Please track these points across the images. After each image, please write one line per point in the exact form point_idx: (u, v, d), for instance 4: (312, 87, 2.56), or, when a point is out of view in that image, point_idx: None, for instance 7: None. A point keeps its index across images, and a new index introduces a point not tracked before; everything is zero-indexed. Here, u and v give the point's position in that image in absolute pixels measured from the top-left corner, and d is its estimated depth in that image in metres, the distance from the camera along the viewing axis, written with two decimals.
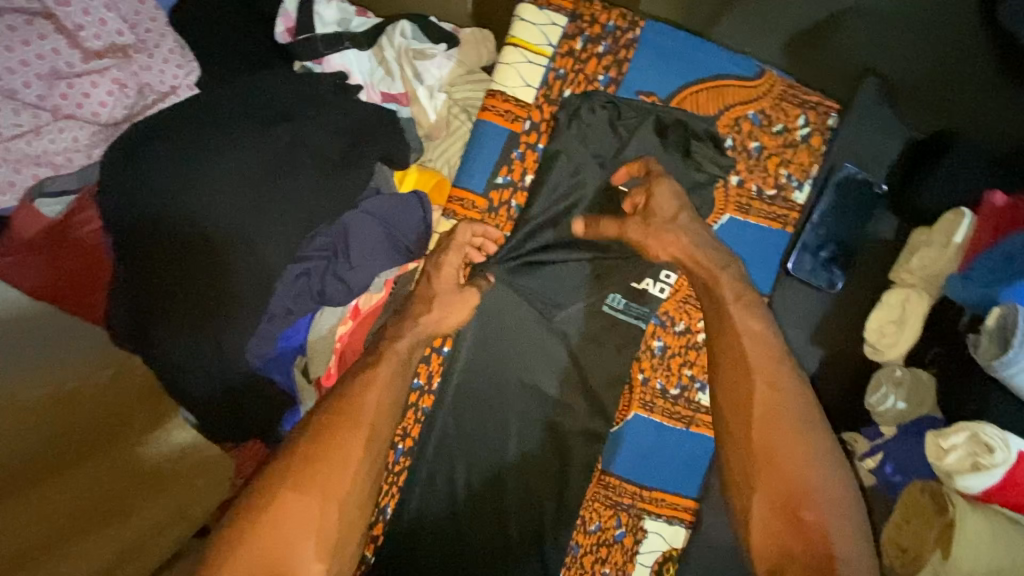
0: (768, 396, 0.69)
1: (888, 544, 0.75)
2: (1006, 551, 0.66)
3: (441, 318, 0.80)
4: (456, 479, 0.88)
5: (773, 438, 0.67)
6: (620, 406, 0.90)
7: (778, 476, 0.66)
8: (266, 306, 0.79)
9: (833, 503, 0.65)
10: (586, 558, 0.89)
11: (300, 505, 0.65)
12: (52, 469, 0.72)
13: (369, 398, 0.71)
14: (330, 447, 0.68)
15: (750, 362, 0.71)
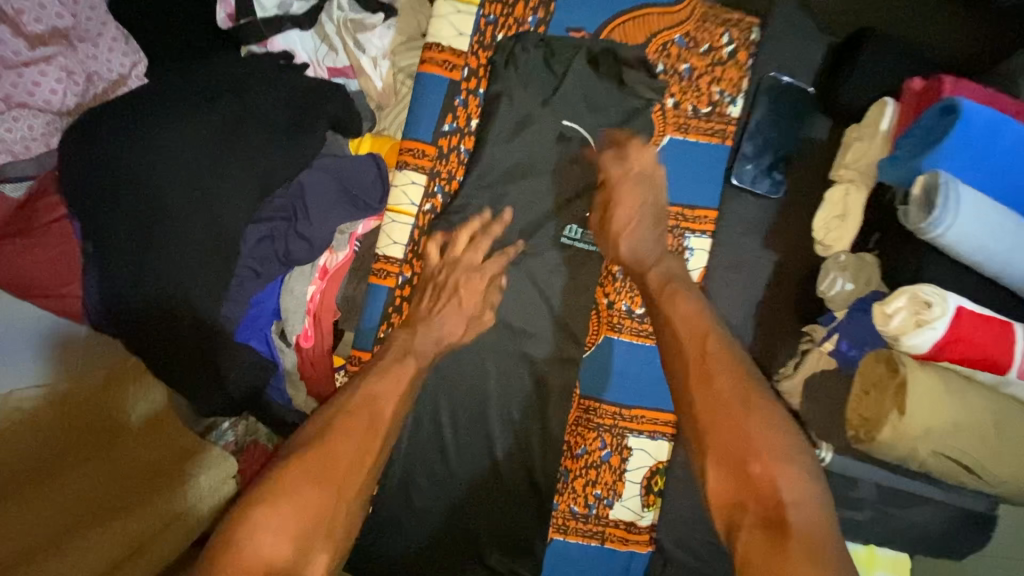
0: (704, 363, 0.67)
1: (851, 416, 0.77)
2: (952, 398, 0.72)
3: (440, 335, 0.84)
4: (441, 422, 0.90)
5: (717, 394, 0.64)
6: (591, 331, 0.94)
7: (728, 433, 0.61)
8: (233, 269, 0.84)
9: (782, 452, 0.59)
10: (577, 482, 0.93)
11: (303, 493, 0.61)
12: (52, 467, 0.74)
13: (382, 388, 0.74)
14: (336, 442, 0.66)
15: (681, 334, 0.72)
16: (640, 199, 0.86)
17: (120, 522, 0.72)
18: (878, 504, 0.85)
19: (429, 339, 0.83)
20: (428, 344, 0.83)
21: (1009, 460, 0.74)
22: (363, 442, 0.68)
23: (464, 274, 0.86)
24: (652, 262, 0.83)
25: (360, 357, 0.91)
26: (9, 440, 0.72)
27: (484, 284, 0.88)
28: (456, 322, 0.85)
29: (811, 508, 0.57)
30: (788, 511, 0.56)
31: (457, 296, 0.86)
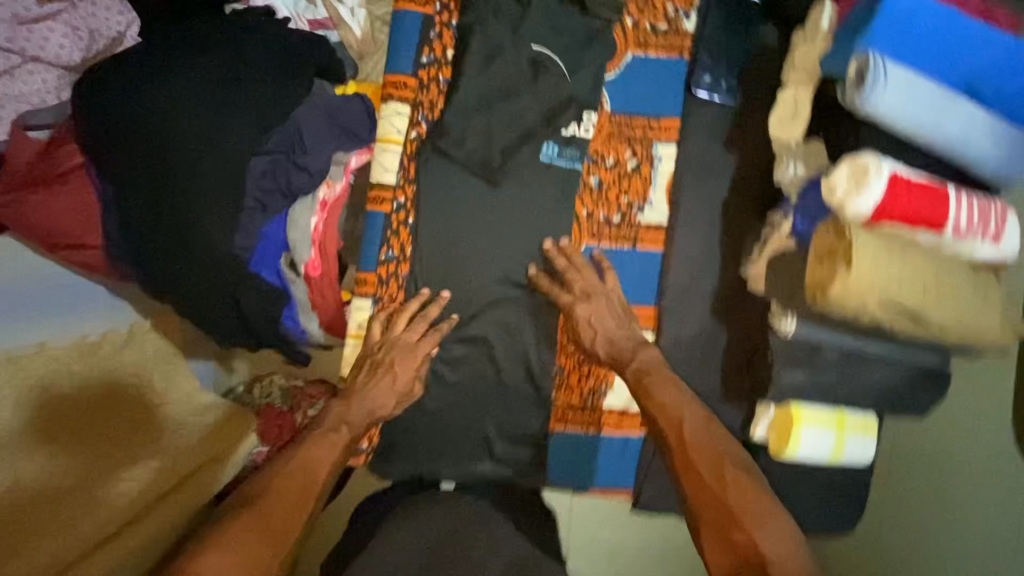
0: (715, 473, 0.81)
1: (809, 284, 0.86)
2: (891, 253, 0.82)
3: (373, 408, 0.94)
4: (444, 333, 1.00)
5: (710, 499, 0.79)
6: (573, 239, 1.01)
7: (717, 512, 0.78)
8: (239, 202, 0.89)
9: (760, 518, 0.76)
10: (572, 379, 1.03)
11: (244, 545, 0.69)
12: (56, 495, 0.97)
13: (320, 472, 0.83)
14: (280, 489, 0.78)
15: (663, 429, 0.88)
16: (601, 312, 0.97)
17: (160, 465, 1.09)
18: (840, 367, 0.95)
19: (360, 411, 0.93)
20: (359, 415, 0.93)
21: (944, 305, 0.85)
22: (294, 507, 0.77)
23: (400, 353, 0.95)
24: (629, 354, 0.96)
25: (364, 279, 0.99)
26: (24, 474, 0.96)
27: (418, 363, 0.96)
28: (387, 396, 0.94)
29: (792, 561, 0.72)
30: (770, 566, 0.71)
31: (393, 370, 0.95)
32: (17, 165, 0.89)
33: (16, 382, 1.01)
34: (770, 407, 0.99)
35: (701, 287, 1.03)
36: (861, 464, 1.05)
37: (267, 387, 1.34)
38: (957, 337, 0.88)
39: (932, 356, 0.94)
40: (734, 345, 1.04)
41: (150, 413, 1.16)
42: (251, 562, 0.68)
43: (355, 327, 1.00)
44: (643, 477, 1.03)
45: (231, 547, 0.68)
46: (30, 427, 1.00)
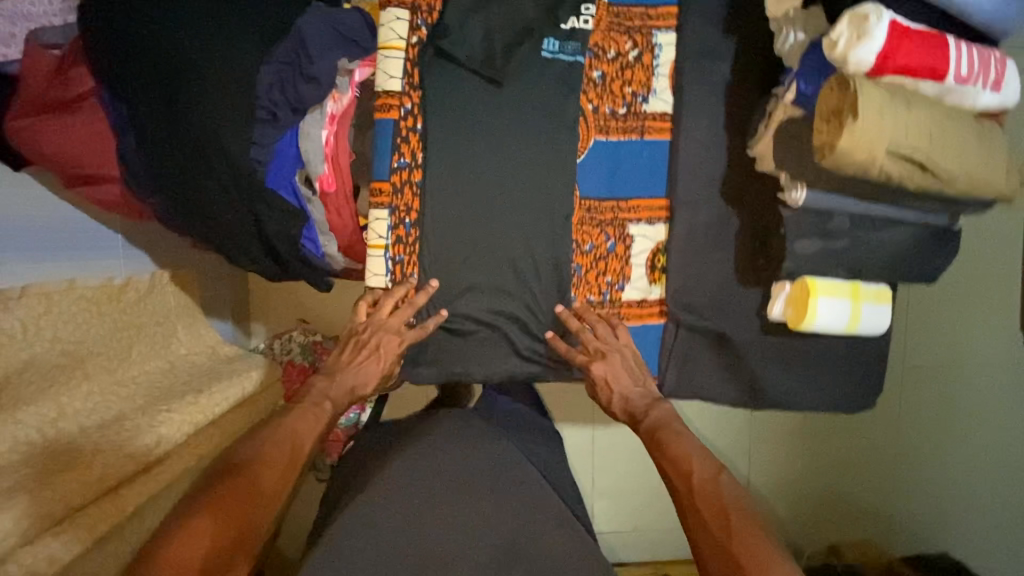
0: (717, 502, 0.86)
1: (820, 147, 0.87)
2: (895, 102, 0.83)
3: (353, 385, 1.04)
4: (462, 239, 1.02)
5: (718, 550, 0.81)
6: (581, 137, 1.03)
7: (723, 563, 0.80)
8: (252, 113, 0.91)
9: (764, 565, 0.77)
10: (590, 275, 1.06)
11: (233, 512, 0.79)
12: (121, 416, 1.02)
13: (306, 441, 0.94)
14: (259, 463, 0.86)
15: (674, 479, 0.92)
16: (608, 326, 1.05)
17: (191, 400, 1.12)
18: (853, 232, 0.97)
19: (340, 389, 1.03)
20: (341, 394, 1.03)
21: (951, 152, 0.87)
22: (284, 468, 0.88)
23: (381, 335, 1.02)
24: (642, 413, 1.03)
25: (379, 189, 1.01)
26: (99, 398, 1.02)
27: (398, 344, 1.02)
28: (367, 377, 1.04)
29: None
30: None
31: (375, 352, 1.03)
32: (32, 86, 0.91)
33: (54, 318, 1.06)
34: (787, 284, 1.02)
35: (711, 172, 1.04)
36: (874, 334, 1.07)
37: (288, 344, 1.51)
38: (968, 186, 0.90)
39: (938, 216, 0.98)
40: (747, 228, 1.05)
41: (174, 362, 1.23)
42: (240, 524, 0.78)
43: (377, 238, 1.02)
44: (667, 361, 1.10)
45: (218, 516, 0.77)
46: (66, 359, 1.03)
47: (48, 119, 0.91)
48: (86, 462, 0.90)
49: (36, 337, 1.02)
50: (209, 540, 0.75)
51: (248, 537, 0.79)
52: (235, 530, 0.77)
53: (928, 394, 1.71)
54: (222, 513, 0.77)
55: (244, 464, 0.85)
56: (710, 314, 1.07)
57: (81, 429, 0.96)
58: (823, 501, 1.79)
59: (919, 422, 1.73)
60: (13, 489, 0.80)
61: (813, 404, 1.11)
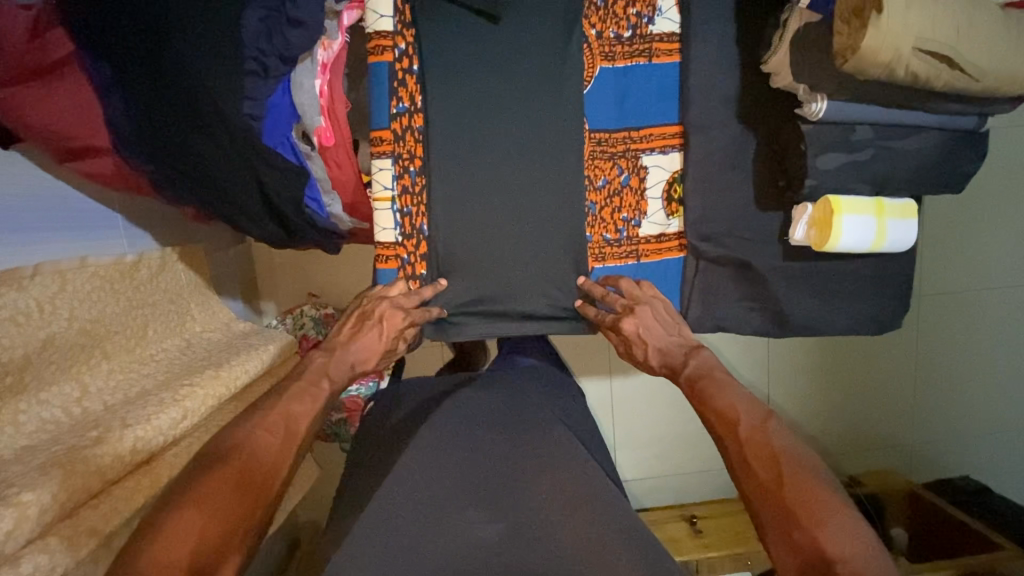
0: (773, 457, 0.78)
1: (838, 52, 0.82)
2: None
3: (355, 360, 0.98)
4: (472, 185, 0.98)
5: (768, 496, 0.75)
6: (586, 66, 0.99)
7: (776, 512, 0.74)
8: (240, 65, 0.85)
9: (821, 513, 0.71)
10: (604, 212, 1.03)
11: (225, 504, 0.71)
12: (140, 394, 1.01)
13: (300, 424, 0.85)
14: (245, 452, 0.77)
15: (719, 427, 0.86)
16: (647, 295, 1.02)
17: (212, 372, 1.11)
18: (876, 142, 0.93)
19: (343, 368, 0.96)
20: (342, 371, 0.95)
21: (986, 47, 0.81)
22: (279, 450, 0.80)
23: (387, 309, 0.98)
24: (680, 363, 0.98)
25: (379, 138, 0.97)
26: (122, 381, 1.02)
27: (403, 320, 0.98)
28: (369, 351, 0.99)
29: (861, 560, 0.66)
30: (838, 566, 0.66)
31: (379, 326, 0.98)
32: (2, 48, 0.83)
33: (69, 296, 0.99)
34: (808, 205, 0.98)
35: (724, 93, 0.99)
36: (901, 249, 1.03)
37: (300, 319, 1.48)
38: (1003, 84, 0.84)
39: (965, 118, 0.93)
40: (764, 149, 1.01)
41: (191, 339, 1.22)
42: (228, 517, 0.70)
43: (382, 190, 0.99)
44: (689, 295, 1.07)
45: (208, 508, 0.69)
46: (85, 338, 0.99)
47: (30, 87, 0.87)
48: (116, 436, 0.88)
49: (54, 316, 0.95)
50: (199, 534, 0.67)
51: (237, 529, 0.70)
52: (227, 527, 0.70)
53: (940, 317, 1.71)
54: (211, 508, 0.70)
55: (242, 452, 0.77)
56: (729, 241, 1.04)
57: (107, 407, 0.96)
58: (841, 434, 1.80)
59: (932, 346, 1.74)
60: (45, 465, 0.79)
61: (840, 328, 1.09)
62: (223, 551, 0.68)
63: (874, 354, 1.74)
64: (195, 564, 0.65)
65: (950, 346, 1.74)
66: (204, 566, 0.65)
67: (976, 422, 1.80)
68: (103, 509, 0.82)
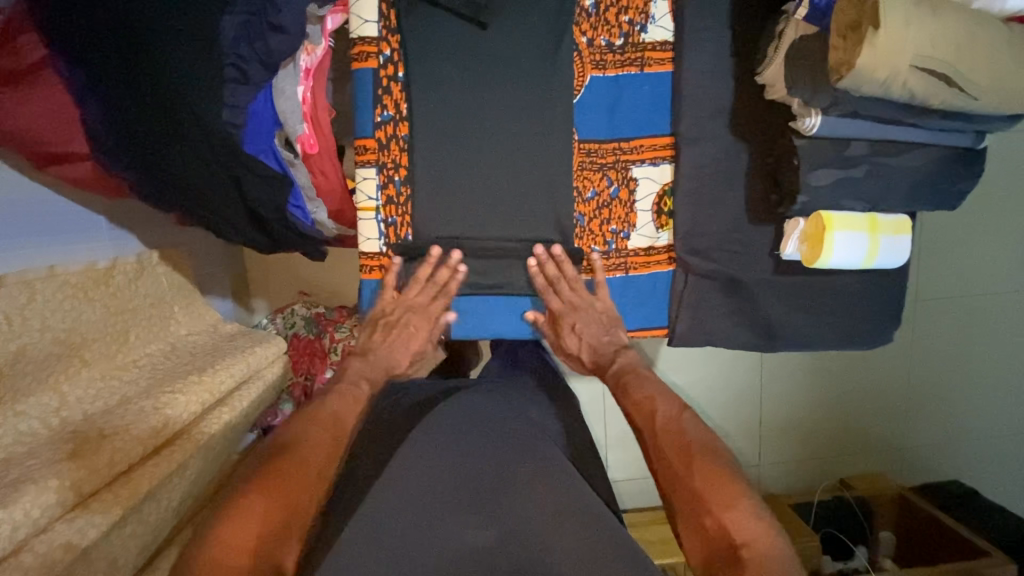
0: (682, 446, 0.84)
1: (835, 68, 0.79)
2: (918, 12, 0.75)
3: (389, 363, 1.01)
4: (459, 194, 0.96)
5: (680, 486, 0.81)
6: (577, 74, 0.96)
7: (687, 498, 0.80)
8: (220, 72, 0.83)
9: (723, 499, 0.77)
10: (593, 224, 1.01)
11: (285, 491, 0.76)
12: (122, 401, 1.01)
13: (345, 417, 0.90)
14: (309, 443, 0.82)
15: (636, 419, 0.92)
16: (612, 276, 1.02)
17: (195, 378, 1.11)
18: (870, 159, 0.91)
19: (377, 367, 1.00)
20: (378, 374, 1.00)
21: (985, 64, 0.78)
22: (328, 441, 0.85)
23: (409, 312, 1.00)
24: (609, 360, 1.02)
25: (364, 146, 0.96)
26: (102, 388, 1.02)
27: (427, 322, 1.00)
28: (402, 353, 1.02)
29: (763, 542, 0.73)
30: (743, 550, 0.73)
31: (407, 327, 1.01)
32: None
33: (39, 307, 0.99)
34: (800, 221, 0.97)
35: (716, 104, 0.97)
36: (891, 266, 1.02)
37: (291, 318, 1.46)
38: (1001, 101, 0.81)
39: (962, 136, 0.92)
40: (757, 162, 0.99)
41: (175, 343, 1.22)
42: (287, 508, 0.75)
43: (366, 199, 0.97)
44: (676, 309, 1.05)
45: (270, 496, 0.74)
46: (61, 347, 1.00)
47: (7, 95, 0.86)
48: (95, 448, 0.89)
49: (25, 328, 0.95)
50: (259, 523, 0.72)
51: (297, 518, 0.75)
52: (286, 515, 0.74)
53: (935, 325, 1.70)
54: (278, 499, 0.75)
55: (294, 443, 0.82)
56: (720, 255, 1.02)
57: (85, 416, 0.96)
58: (833, 439, 1.79)
59: (926, 354, 1.73)
60: (19, 481, 0.79)
61: (832, 342, 1.07)
62: (283, 536, 0.73)
63: (867, 361, 1.73)
64: (260, 550, 0.70)
65: (944, 353, 1.73)
66: (268, 551, 0.71)
67: (969, 430, 1.80)
68: (79, 523, 0.82)
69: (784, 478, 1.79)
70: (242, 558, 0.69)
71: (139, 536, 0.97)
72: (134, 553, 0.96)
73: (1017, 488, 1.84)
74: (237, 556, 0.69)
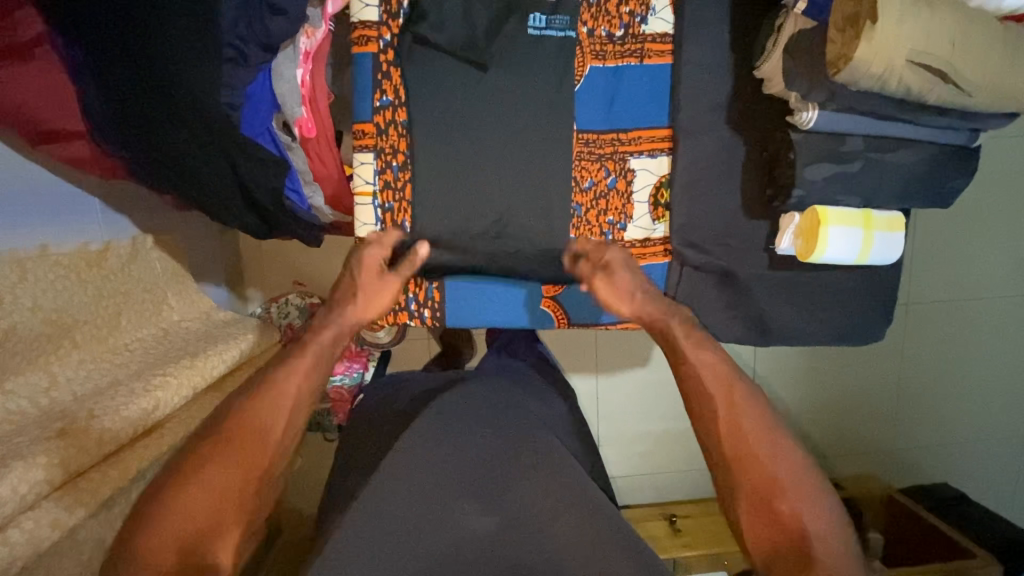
0: (758, 429, 0.81)
1: (834, 62, 0.79)
2: (918, 7, 0.76)
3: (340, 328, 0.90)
4: (457, 181, 0.96)
5: (758, 467, 0.79)
6: (576, 64, 0.97)
7: (761, 481, 0.78)
8: (217, 51, 0.83)
9: (802, 491, 0.77)
10: (590, 214, 1.02)
11: (218, 482, 0.71)
12: (112, 384, 1.01)
13: (289, 385, 0.80)
14: (243, 431, 0.75)
15: (711, 386, 0.85)
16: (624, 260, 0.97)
17: (186, 362, 1.10)
18: (866, 154, 0.92)
19: (336, 325, 0.90)
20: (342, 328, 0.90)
21: (980, 61, 0.79)
22: (265, 423, 0.76)
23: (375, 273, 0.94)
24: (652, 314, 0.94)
25: (362, 131, 0.96)
26: (92, 370, 1.02)
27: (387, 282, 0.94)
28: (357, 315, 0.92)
29: (830, 536, 0.75)
30: (814, 543, 0.74)
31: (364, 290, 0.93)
32: None
33: (30, 286, 0.98)
34: (796, 215, 0.97)
35: (715, 97, 0.98)
36: (886, 262, 1.02)
37: (285, 307, 1.45)
38: (995, 98, 0.82)
39: (957, 133, 0.92)
40: (755, 157, 0.99)
41: (167, 328, 1.22)
42: (219, 499, 0.70)
43: (364, 185, 0.97)
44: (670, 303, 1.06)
45: (196, 490, 0.70)
46: (51, 328, 0.98)
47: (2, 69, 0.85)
48: (83, 428, 0.89)
49: (15, 306, 0.94)
50: (184, 520, 0.68)
51: (229, 509, 0.71)
52: (216, 508, 0.70)
53: (927, 326, 1.72)
54: (209, 493, 0.70)
55: (233, 428, 0.75)
56: (716, 248, 1.03)
57: (76, 397, 0.95)
58: (824, 438, 1.80)
59: (918, 355, 1.74)
60: (6, 458, 0.78)
61: (827, 337, 1.08)
62: (213, 531, 0.69)
63: (860, 361, 1.74)
64: (186, 547, 0.67)
65: (935, 355, 1.74)
66: (195, 546, 0.68)
67: (960, 431, 1.81)
68: (68, 500, 0.82)
69: None
70: (167, 557, 0.67)
71: None
72: None
73: (1006, 490, 1.86)
74: (160, 555, 0.67)
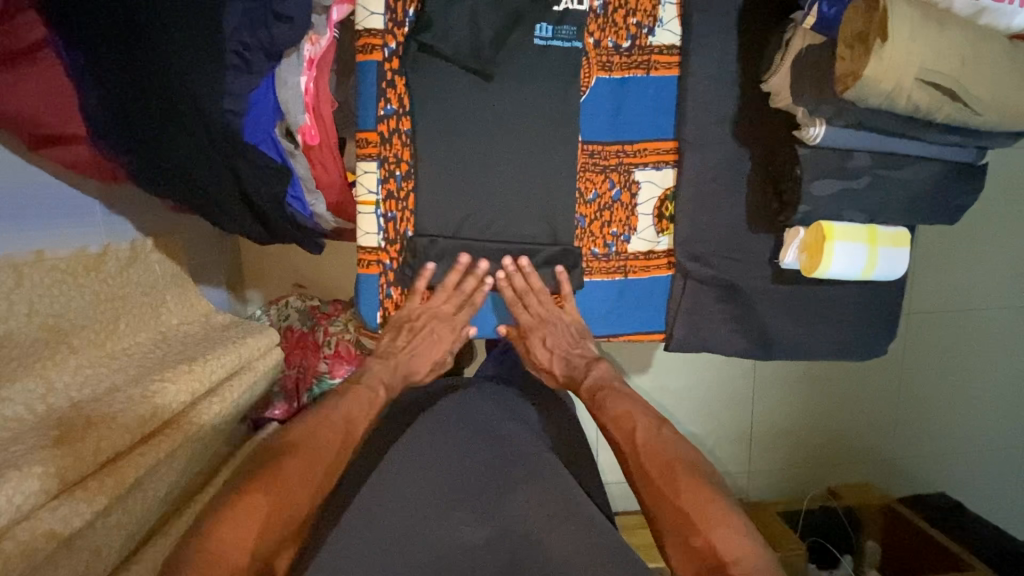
0: (664, 463, 0.86)
1: (842, 79, 0.78)
2: (930, 24, 0.75)
3: (408, 371, 1.04)
4: (461, 191, 0.96)
5: (667, 505, 0.81)
6: (582, 74, 0.96)
7: (671, 514, 0.80)
8: (219, 58, 0.82)
9: (712, 517, 0.78)
10: (594, 226, 1.01)
11: (293, 488, 0.78)
12: (109, 390, 0.99)
13: (358, 426, 0.92)
14: (312, 444, 0.84)
15: (617, 436, 0.94)
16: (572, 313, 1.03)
17: (186, 367, 1.10)
18: (873, 171, 0.91)
19: (399, 376, 1.03)
20: (396, 378, 1.02)
21: (990, 81, 0.78)
22: (337, 449, 0.86)
23: (435, 320, 1.01)
24: (581, 374, 1.06)
25: (366, 139, 0.95)
26: (92, 374, 1.01)
27: (449, 330, 1.03)
28: (424, 361, 1.05)
29: (748, 560, 0.74)
30: (732, 567, 0.73)
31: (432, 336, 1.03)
32: None
33: (27, 291, 0.97)
34: (800, 230, 0.97)
35: (721, 110, 0.97)
36: (890, 278, 1.01)
37: (285, 310, 1.45)
38: (1003, 118, 0.82)
39: (963, 151, 0.92)
40: (760, 170, 0.99)
41: (166, 332, 1.21)
42: (288, 504, 0.77)
43: (366, 193, 0.96)
44: (673, 313, 1.05)
45: (272, 496, 0.76)
46: (47, 333, 0.98)
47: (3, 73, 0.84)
48: (80, 435, 0.88)
49: (12, 312, 0.94)
50: (261, 522, 0.73)
51: (298, 516, 0.77)
52: (290, 514, 0.76)
53: (929, 337, 1.71)
54: (276, 498, 0.76)
55: (296, 444, 0.83)
56: (719, 261, 1.02)
57: (73, 403, 0.94)
58: (823, 448, 1.80)
59: (919, 366, 1.74)
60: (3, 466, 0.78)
61: (829, 352, 1.07)
62: (287, 537, 0.75)
63: (860, 371, 1.74)
64: (260, 550, 0.72)
65: (936, 366, 1.74)
66: (270, 551, 0.73)
67: (959, 443, 1.81)
68: (65, 509, 0.81)
69: (771, 488, 1.80)
70: (244, 557, 0.70)
71: (124, 525, 0.96)
72: (119, 542, 0.95)
73: (1004, 503, 1.86)
74: (229, 555, 0.69)
